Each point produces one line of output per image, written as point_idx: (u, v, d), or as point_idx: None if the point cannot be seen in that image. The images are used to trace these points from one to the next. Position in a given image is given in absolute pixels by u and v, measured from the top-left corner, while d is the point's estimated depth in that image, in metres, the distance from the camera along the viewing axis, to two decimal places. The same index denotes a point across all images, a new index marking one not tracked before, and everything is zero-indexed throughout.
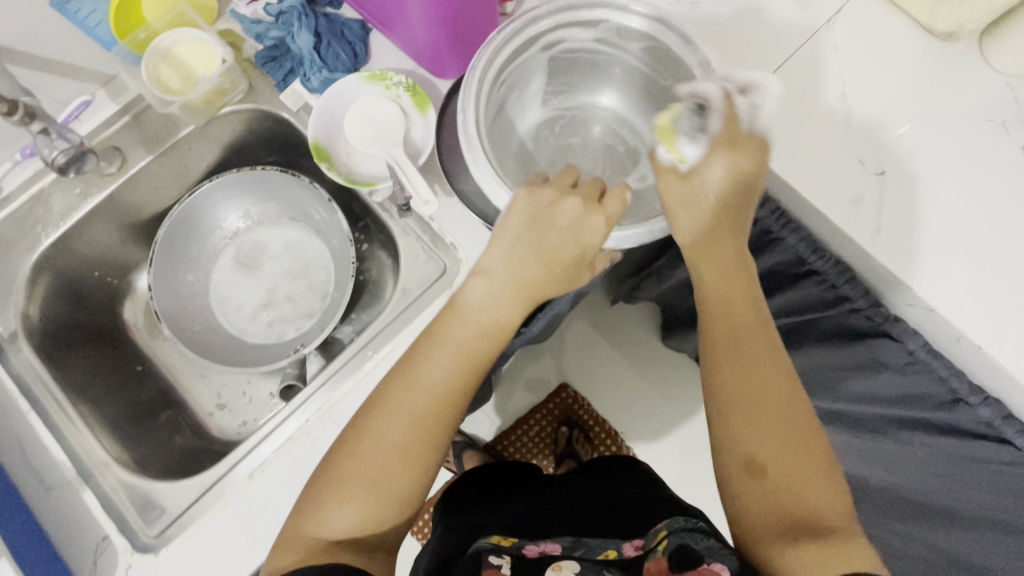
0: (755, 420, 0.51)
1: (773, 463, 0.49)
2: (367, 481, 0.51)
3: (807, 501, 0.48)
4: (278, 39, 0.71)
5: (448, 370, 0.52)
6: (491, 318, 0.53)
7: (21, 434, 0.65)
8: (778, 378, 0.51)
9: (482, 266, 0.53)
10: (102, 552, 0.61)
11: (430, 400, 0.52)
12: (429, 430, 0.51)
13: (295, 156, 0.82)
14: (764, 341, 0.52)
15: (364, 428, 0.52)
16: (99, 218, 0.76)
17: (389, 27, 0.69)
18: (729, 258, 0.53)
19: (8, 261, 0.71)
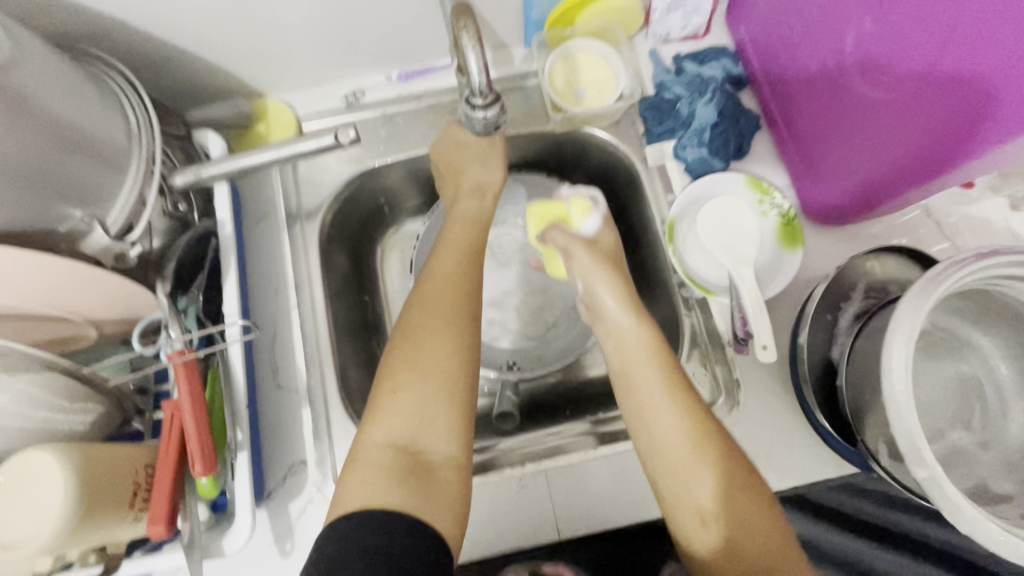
0: (738, 503, 0.49)
1: (727, 526, 0.48)
2: (431, 372, 0.52)
3: (758, 544, 0.47)
4: (677, 96, 0.70)
5: (455, 263, 0.60)
6: (474, 209, 0.66)
7: (279, 325, 0.67)
8: (703, 436, 0.51)
9: (456, 210, 0.66)
10: (294, 473, 0.63)
11: (455, 279, 0.58)
12: (464, 305, 0.56)
13: (610, 192, 0.79)
14: (676, 388, 0.54)
15: (410, 324, 0.55)
16: (420, 160, 0.75)
17: (804, 151, 0.65)
18: (634, 349, 0.58)
19: (339, 163, 0.73)
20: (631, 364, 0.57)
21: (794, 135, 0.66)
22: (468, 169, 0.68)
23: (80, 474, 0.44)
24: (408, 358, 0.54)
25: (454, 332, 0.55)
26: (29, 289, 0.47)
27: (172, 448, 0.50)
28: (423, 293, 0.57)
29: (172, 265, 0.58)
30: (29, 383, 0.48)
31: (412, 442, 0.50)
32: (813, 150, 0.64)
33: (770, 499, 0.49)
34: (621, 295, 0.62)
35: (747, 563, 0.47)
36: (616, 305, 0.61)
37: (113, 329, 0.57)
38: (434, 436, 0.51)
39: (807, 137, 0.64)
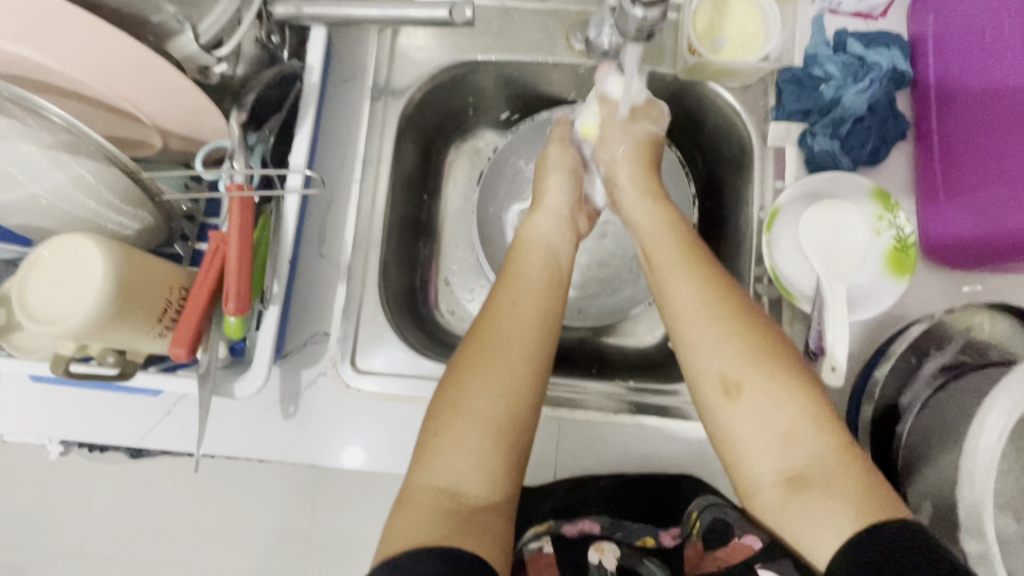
0: (761, 370, 0.47)
1: (747, 393, 0.47)
2: (482, 422, 0.49)
3: (796, 441, 0.45)
4: (827, 75, 0.61)
5: (526, 307, 0.55)
6: (553, 254, 0.62)
7: (336, 194, 0.64)
8: (721, 303, 0.50)
9: (523, 240, 0.62)
10: (314, 343, 0.62)
11: (523, 324, 0.54)
12: (531, 354, 0.53)
13: (712, 161, 0.72)
14: (700, 265, 0.53)
15: (473, 359, 0.52)
16: (525, 68, 0.69)
17: (951, 202, 0.57)
18: (649, 231, 0.59)
19: (441, 46, 0.68)
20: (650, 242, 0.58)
21: (944, 185, 0.58)
22: (551, 182, 0.67)
23: (120, 274, 0.43)
24: (457, 391, 0.50)
25: (513, 364, 0.52)
26: (108, 72, 0.45)
27: (210, 277, 0.49)
28: (491, 327, 0.54)
29: (253, 96, 0.53)
30: (89, 170, 0.46)
31: (459, 486, 0.47)
32: (963, 202, 0.56)
33: (812, 387, 0.47)
34: (637, 177, 0.64)
35: (773, 429, 0.46)
36: (632, 189, 0.63)
37: (177, 145, 0.55)
38: (477, 480, 0.47)
39: (960, 188, 0.56)
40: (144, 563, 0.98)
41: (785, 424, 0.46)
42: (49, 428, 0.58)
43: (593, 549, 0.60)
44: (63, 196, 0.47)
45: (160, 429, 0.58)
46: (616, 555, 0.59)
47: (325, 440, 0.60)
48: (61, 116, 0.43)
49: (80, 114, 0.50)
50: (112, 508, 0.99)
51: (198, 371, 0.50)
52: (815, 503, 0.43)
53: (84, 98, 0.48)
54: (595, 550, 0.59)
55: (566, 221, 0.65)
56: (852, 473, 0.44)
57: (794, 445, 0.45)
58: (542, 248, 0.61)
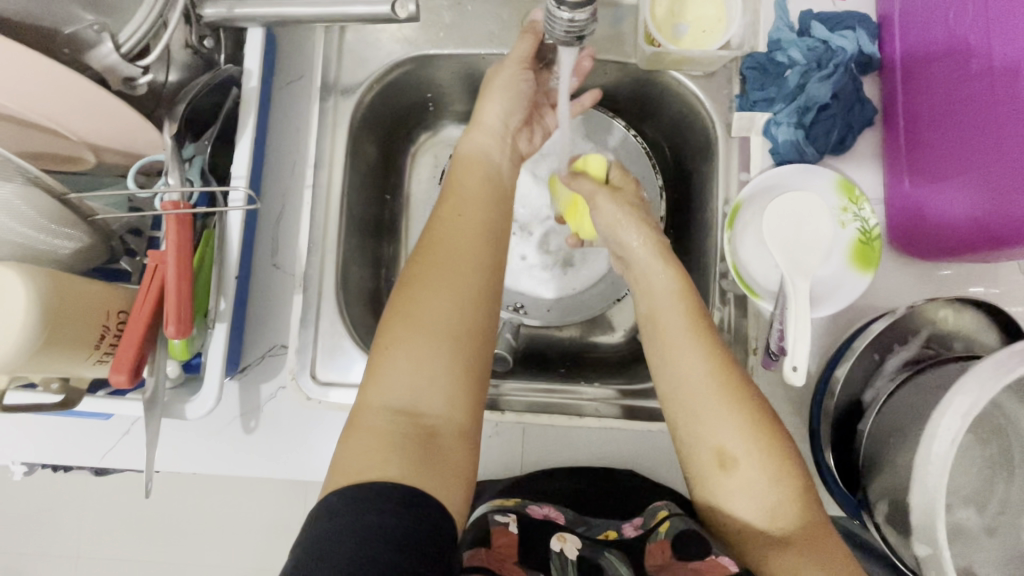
0: (757, 446, 0.47)
1: (742, 467, 0.47)
2: (440, 337, 0.47)
3: (781, 514, 0.46)
4: (792, 61, 0.59)
5: (472, 211, 0.53)
6: (494, 164, 0.58)
7: (289, 201, 0.62)
8: (728, 375, 0.49)
9: (468, 140, 0.59)
10: (273, 355, 0.61)
11: (472, 236, 0.52)
12: (487, 259, 0.51)
13: (681, 152, 0.70)
14: (701, 336, 0.51)
15: (426, 271, 0.49)
16: (480, 61, 0.66)
17: (919, 195, 0.56)
18: (659, 291, 0.55)
19: (392, 41, 0.65)
20: (655, 296, 0.55)
21: (914, 177, 0.56)
22: (490, 100, 0.59)
23: (47, 304, 0.41)
24: (409, 298, 0.48)
25: (470, 282, 0.49)
26: (19, 89, 0.42)
27: (149, 301, 0.47)
28: (438, 238, 0.51)
29: (183, 107, 0.51)
30: (12, 194, 0.45)
31: (415, 398, 0.45)
32: (930, 195, 0.54)
33: (798, 463, 0.48)
34: (648, 237, 0.58)
35: (762, 501, 0.47)
36: (643, 252, 0.57)
37: (113, 160, 0.52)
38: (435, 399, 0.46)
39: (928, 178, 0.55)
40: (135, 570, 0.99)
41: (774, 496, 0.46)
42: (11, 452, 0.58)
43: (555, 537, 0.55)
44: None
45: (120, 448, 0.58)
46: (577, 546, 0.54)
47: (288, 452, 0.60)
48: None
49: (4, 133, 0.48)
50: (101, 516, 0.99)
51: (145, 395, 0.49)
52: (795, 559, 0.44)
53: (5, 117, 0.46)
54: (556, 537, 0.55)
55: (506, 135, 0.60)
56: (829, 544, 0.45)
57: (779, 513, 0.47)
58: (479, 162, 0.58)
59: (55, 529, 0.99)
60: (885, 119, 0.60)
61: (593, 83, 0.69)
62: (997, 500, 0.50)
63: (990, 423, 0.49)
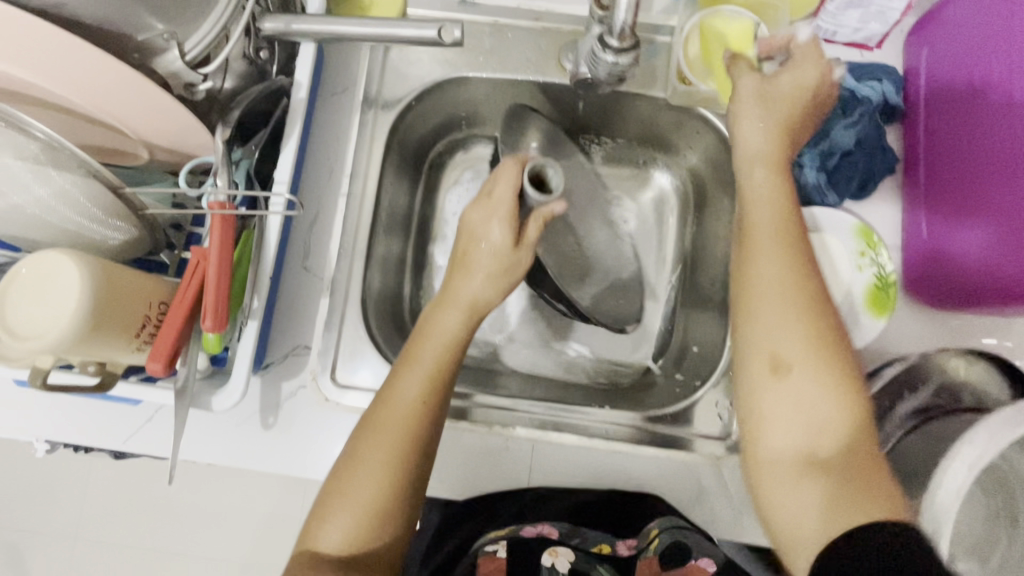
0: (819, 359, 0.43)
1: (800, 395, 0.43)
2: (361, 502, 0.47)
3: (819, 427, 0.42)
4: (817, 106, 0.60)
5: (422, 390, 0.50)
6: (463, 317, 0.53)
7: (323, 208, 0.64)
8: (816, 308, 0.45)
9: (440, 304, 0.54)
10: (295, 355, 0.63)
11: (411, 408, 0.49)
12: (426, 413, 0.49)
13: (704, 185, 0.72)
14: (792, 246, 0.47)
15: (367, 422, 0.49)
16: (515, 85, 0.68)
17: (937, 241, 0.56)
18: (754, 196, 0.50)
19: (434, 63, 0.67)
20: (748, 195, 0.51)
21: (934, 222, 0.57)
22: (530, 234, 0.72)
23: (99, 292, 0.44)
24: (362, 432, 0.49)
25: (410, 436, 0.48)
26: (88, 88, 0.45)
27: (190, 292, 0.50)
28: (382, 397, 0.50)
29: (237, 113, 0.53)
30: (70, 182, 0.47)
31: (356, 534, 0.47)
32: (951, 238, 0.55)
33: (869, 412, 0.43)
34: (770, 135, 0.52)
35: (809, 419, 0.43)
36: (748, 149, 0.53)
37: (164, 158, 0.55)
38: (355, 536, 0.46)
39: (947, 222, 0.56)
40: (132, 555, 1.00)
41: (832, 439, 0.42)
42: (40, 429, 0.60)
43: (549, 552, 0.65)
44: (46, 208, 0.48)
45: (145, 429, 0.60)
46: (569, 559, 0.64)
47: (304, 450, 0.61)
48: (46, 132, 0.44)
49: (67, 127, 0.51)
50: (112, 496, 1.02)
51: (176, 385, 0.51)
52: (844, 487, 0.40)
53: (68, 111, 0.49)
54: (549, 552, 0.64)
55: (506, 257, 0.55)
56: (871, 473, 0.40)
57: (824, 435, 0.42)
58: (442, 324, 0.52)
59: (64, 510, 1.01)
60: (904, 170, 0.61)
61: (624, 126, 0.73)
62: (1000, 555, 0.50)
63: (998, 477, 0.49)
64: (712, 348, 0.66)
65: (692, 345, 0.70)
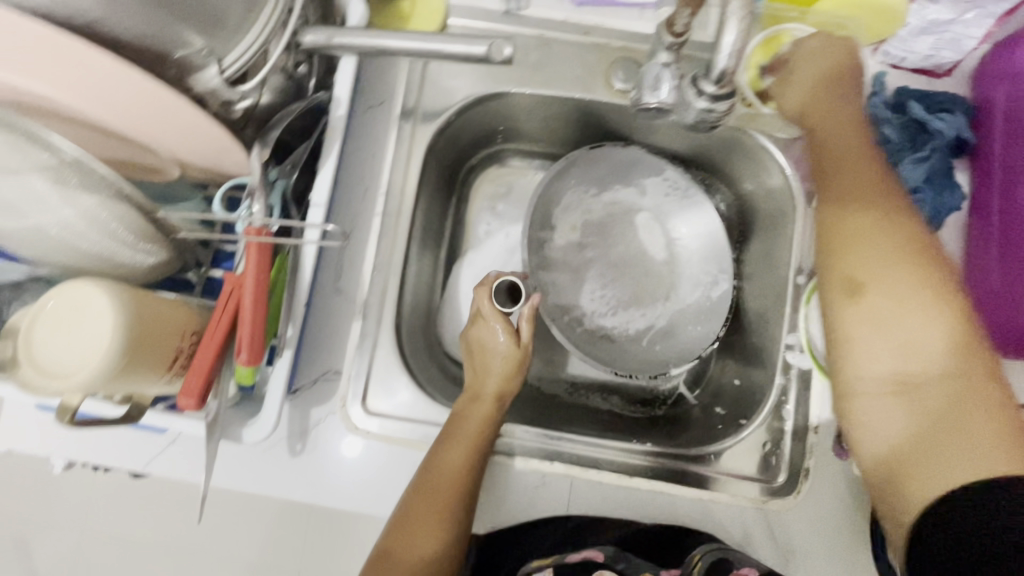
0: (909, 287, 0.44)
1: (882, 339, 0.45)
2: (423, 560, 0.50)
3: (908, 342, 0.44)
4: (883, 138, 0.58)
5: (461, 460, 0.53)
6: (491, 394, 0.58)
7: (357, 226, 0.61)
8: (894, 234, 0.46)
9: (470, 397, 0.58)
10: (324, 380, 0.60)
11: (458, 473, 0.53)
12: (466, 482, 0.53)
13: (753, 210, 0.69)
14: (873, 180, 0.49)
15: (415, 495, 0.52)
16: (558, 100, 0.65)
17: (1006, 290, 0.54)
18: (828, 137, 0.52)
19: (476, 75, 0.64)
20: (818, 137, 0.53)
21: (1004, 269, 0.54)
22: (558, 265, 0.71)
23: (133, 326, 0.41)
24: (409, 506, 0.52)
25: (453, 505, 0.52)
26: (129, 110, 0.42)
27: (224, 322, 0.47)
28: (426, 470, 0.53)
29: (276, 133, 0.52)
30: (96, 203, 0.44)
31: None
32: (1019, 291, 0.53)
33: (966, 326, 0.44)
34: (821, 88, 0.53)
35: (898, 339, 0.44)
36: (812, 100, 0.54)
37: (197, 176, 0.52)
38: None
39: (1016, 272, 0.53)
40: None
41: (930, 365, 0.43)
42: (58, 450, 0.57)
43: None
44: (77, 235, 0.46)
45: (167, 454, 0.57)
46: None
47: (330, 479, 0.59)
48: (72, 150, 0.41)
49: (86, 141, 0.46)
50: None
51: (208, 418, 0.49)
52: (943, 428, 0.42)
53: (93, 127, 0.44)
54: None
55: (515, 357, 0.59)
56: (971, 389, 0.42)
57: (914, 357, 0.44)
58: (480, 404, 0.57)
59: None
60: (970, 208, 0.58)
61: (675, 137, 0.69)
62: None
63: None
64: (755, 384, 0.64)
65: (732, 379, 0.69)
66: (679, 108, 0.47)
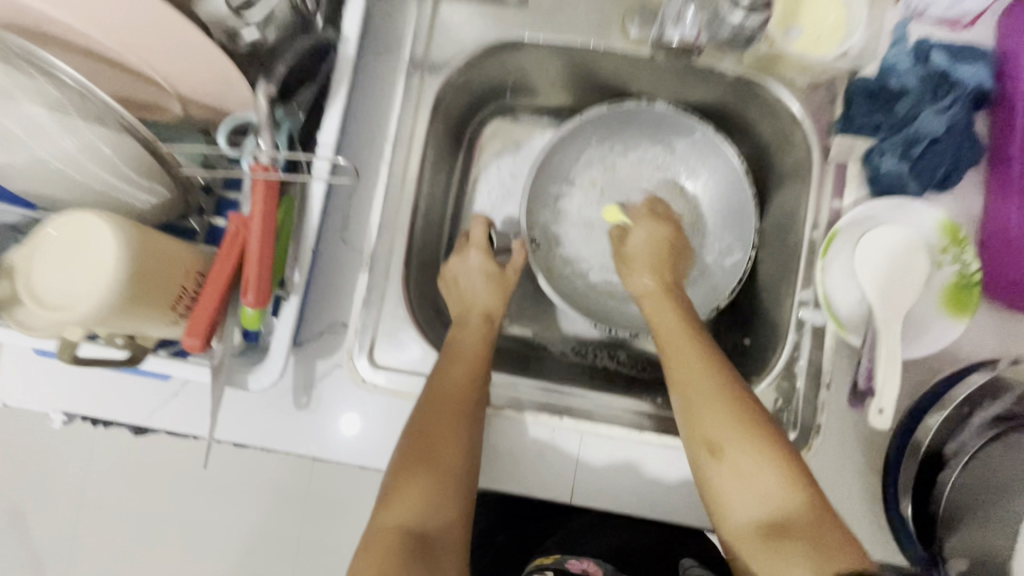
0: (718, 412, 0.52)
1: (742, 465, 0.50)
2: (448, 467, 0.50)
3: (722, 453, 0.50)
4: (904, 88, 0.56)
5: (464, 374, 0.55)
6: (483, 317, 0.61)
7: (364, 176, 0.60)
8: (714, 396, 0.52)
9: (461, 322, 0.61)
10: (331, 333, 0.59)
11: (465, 384, 0.54)
12: (471, 397, 0.54)
13: (767, 169, 0.68)
14: (672, 297, 0.62)
15: (428, 407, 0.53)
16: (570, 51, 0.64)
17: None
18: (647, 253, 0.66)
19: (486, 23, 0.62)
20: (652, 314, 0.61)
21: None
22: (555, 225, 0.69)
23: (133, 260, 0.40)
24: (420, 421, 0.52)
25: (464, 418, 0.52)
26: (122, 28, 0.41)
27: (230, 262, 0.46)
28: (433, 385, 0.54)
29: (280, 68, 0.48)
30: (102, 137, 0.42)
31: (422, 518, 0.48)
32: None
33: (770, 444, 0.50)
34: (653, 235, 0.67)
35: (721, 452, 0.51)
36: (650, 240, 0.67)
37: (199, 115, 0.50)
38: (430, 517, 0.48)
39: None
40: (149, 513, 1.02)
41: (782, 500, 0.48)
42: (57, 400, 0.56)
43: None
44: (72, 163, 0.44)
45: (173, 405, 0.56)
46: None
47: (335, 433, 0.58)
48: (74, 78, 0.39)
49: (92, 72, 0.46)
50: (135, 463, 1.02)
51: (213, 361, 0.47)
52: (783, 545, 0.46)
53: (98, 55, 0.44)
54: None
55: (498, 278, 0.64)
56: (827, 525, 0.46)
57: (748, 472, 0.49)
58: (470, 327, 0.60)
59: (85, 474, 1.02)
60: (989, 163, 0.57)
61: (693, 90, 0.67)
62: None
63: None
64: (765, 341, 0.63)
65: (742, 340, 0.68)
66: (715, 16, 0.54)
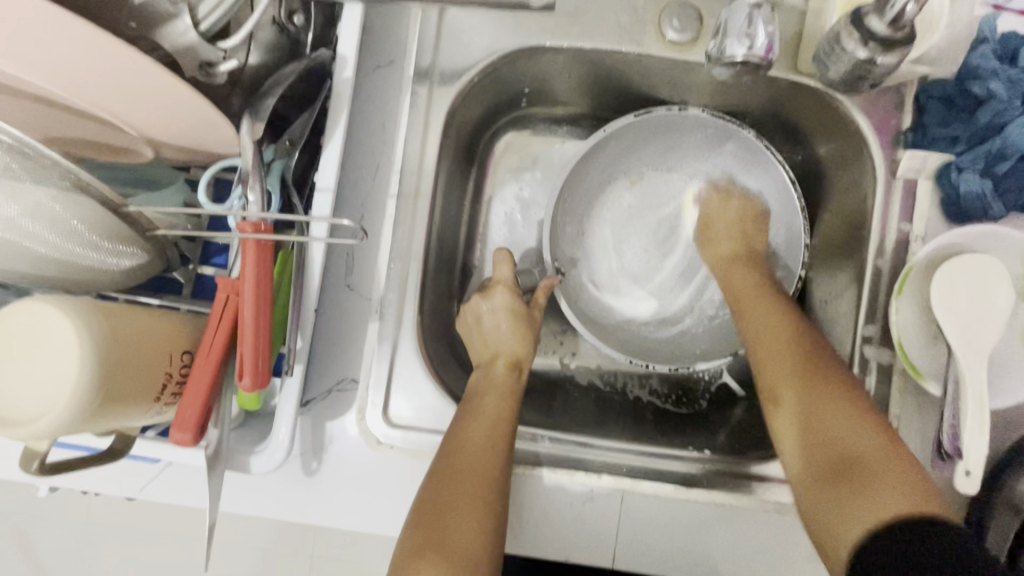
0: (802, 378, 0.46)
1: (841, 441, 0.42)
2: (460, 551, 0.43)
3: (819, 417, 0.43)
4: (988, 94, 0.48)
5: (484, 435, 0.48)
6: (512, 363, 0.55)
7: (370, 210, 0.53)
8: (776, 325, 0.50)
9: (482, 370, 0.54)
10: (341, 390, 0.53)
11: (485, 450, 0.47)
12: (493, 464, 0.47)
13: (820, 180, 0.61)
14: (766, 292, 0.54)
15: (440, 479, 0.46)
16: (596, 56, 0.56)
17: None
18: (720, 261, 0.61)
19: (502, 28, 0.54)
20: (722, 272, 0.60)
21: None
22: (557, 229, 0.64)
23: (103, 355, 0.33)
24: (432, 496, 0.45)
25: (486, 488, 0.46)
26: (76, 77, 0.33)
27: (220, 338, 0.39)
28: (448, 452, 0.48)
29: (271, 102, 0.41)
30: (52, 199, 0.36)
31: None
32: None
33: (869, 410, 0.43)
34: (723, 249, 0.61)
35: (807, 411, 0.44)
36: (719, 257, 0.61)
37: (174, 156, 0.43)
38: None
39: None
40: None
41: (862, 445, 0.41)
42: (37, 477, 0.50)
43: None
44: (25, 232, 0.36)
45: (162, 482, 0.49)
46: None
47: (346, 501, 0.52)
48: (11, 135, 0.32)
49: (42, 119, 0.38)
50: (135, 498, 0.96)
51: (207, 450, 0.41)
52: (842, 495, 0.40)
53: (47, 101, 0.36)
54: None
55: (524, 318, 0.57)
56: (882, 451, 0.40)
57: (823, 420, 0.43)
58: (496, 378, 0.53)
59: (45, 542, 0.88)
60: None
61: (732, 95, 0.60)
62: None
63: None
64: None
65: None
66: (825, 58, 0.49)
